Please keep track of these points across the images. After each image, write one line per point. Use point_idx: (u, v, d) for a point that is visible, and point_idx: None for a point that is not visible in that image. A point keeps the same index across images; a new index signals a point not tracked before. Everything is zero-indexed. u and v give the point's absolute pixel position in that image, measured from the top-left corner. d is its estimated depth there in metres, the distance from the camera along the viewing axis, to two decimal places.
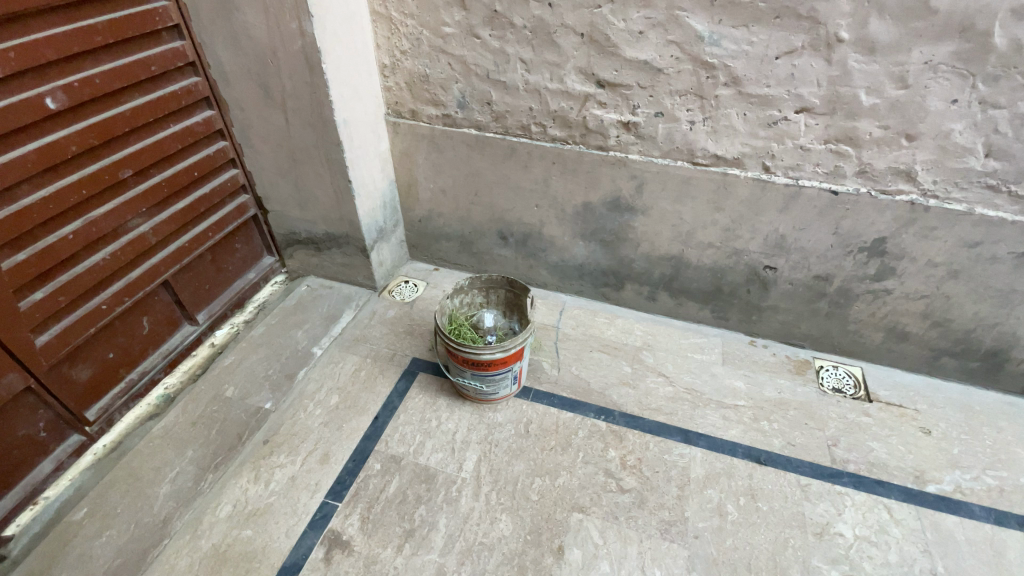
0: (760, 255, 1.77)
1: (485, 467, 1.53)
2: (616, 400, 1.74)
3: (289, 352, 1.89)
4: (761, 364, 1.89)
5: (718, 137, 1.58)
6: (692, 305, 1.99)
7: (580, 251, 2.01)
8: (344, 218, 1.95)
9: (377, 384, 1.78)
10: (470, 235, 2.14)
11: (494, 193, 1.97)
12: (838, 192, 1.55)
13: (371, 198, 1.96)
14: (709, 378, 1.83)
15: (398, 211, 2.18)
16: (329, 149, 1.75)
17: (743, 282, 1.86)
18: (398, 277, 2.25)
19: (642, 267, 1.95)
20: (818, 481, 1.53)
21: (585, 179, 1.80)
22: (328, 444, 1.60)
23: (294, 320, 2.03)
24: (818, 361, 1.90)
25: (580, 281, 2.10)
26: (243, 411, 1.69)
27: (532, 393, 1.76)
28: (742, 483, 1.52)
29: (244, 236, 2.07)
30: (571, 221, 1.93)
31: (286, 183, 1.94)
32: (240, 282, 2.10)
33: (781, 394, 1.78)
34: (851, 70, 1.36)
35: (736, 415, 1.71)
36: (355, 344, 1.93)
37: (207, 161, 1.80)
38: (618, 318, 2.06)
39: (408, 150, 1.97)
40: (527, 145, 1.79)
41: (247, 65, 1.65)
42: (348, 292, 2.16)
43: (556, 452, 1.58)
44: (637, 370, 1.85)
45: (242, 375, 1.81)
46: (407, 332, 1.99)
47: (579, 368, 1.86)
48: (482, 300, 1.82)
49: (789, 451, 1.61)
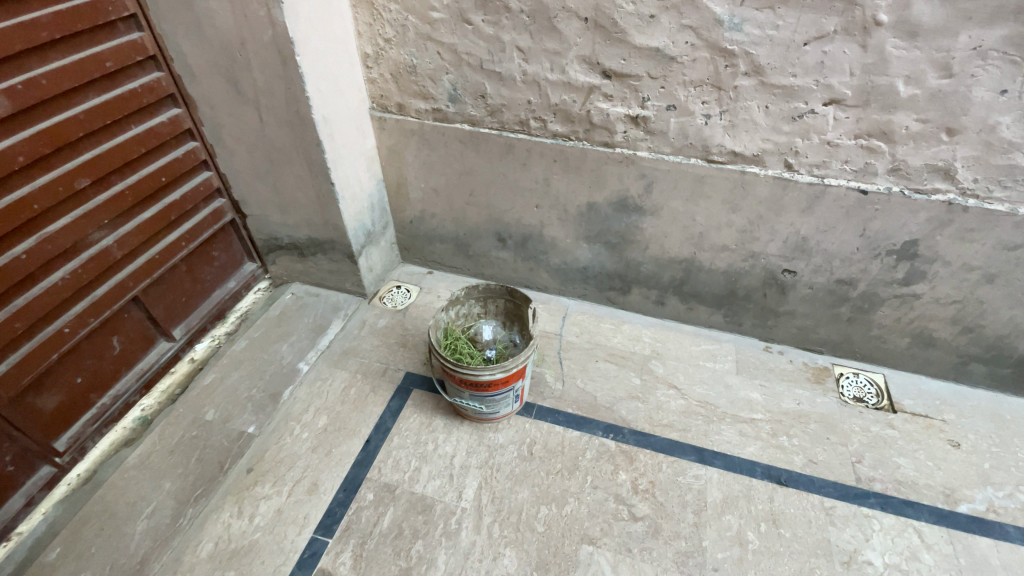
0: (778, 258, 1.64)
1: (486, 496, 1.43)
2: (625, 416, 1.63)
3: (273, 369, 1.77)
4: (777, 372, 1.78)
5: (736, 132, 1.44)
6: (704, 310, 1.87)
7: (583, 254, 1.87)
8: (329, 223, 1.81)
9: (369, 404, 1.67)
10: (466, 237, 2.00)
11: (490, 193, 1.82)
12: (868, 191, 1.42)
13: (357, 201, 1.82)
14: (723, 390, 1.72)
15: (388, 212, 2.03)
16: (308, 149, 1.60)
17: (759, 286, 1.73)
18: (389, 282, 2.12)
19: (650, 270, 1.82)
20: (844, 504, 1.43)
21: (589, 178, 1.66)
22: (317, 473, 1.48)
23: (278, 332, 1.90)
24: (838, 368, 1.79)
25: (584, 285, 1.97)
26: (225, 436, 1.57)
27: (535, 410, 1.65)
28: (762, 507, 1.42)
29: (221, 243, 1.92)
30: (574, 223, 1.79)
31: (264, 185, 1.79)
32: (220, 291, 1.96)
33: (801, 406, 1.67)
34: (888, 56, 1.22)
35: (754, 430, 1.60)
36: (344, 358, 1.81)
37: (176, 165, 1.65)
38: (625, 324, 1.94)
39: (396, 148, 1.82)
40: (526, 142, 1.65)
41: (214, 57, 1.48)
42: (336, 300, 2.03)
43: (563, 477, 1.47)
44: (646, 382, 1.74)
45: (223, 395, 1.69)
46: (400, 344, 1.86)
47: (584, 380, 1.74)
48: (479, 311, 1.69)
49: (811, 470, 1.51)
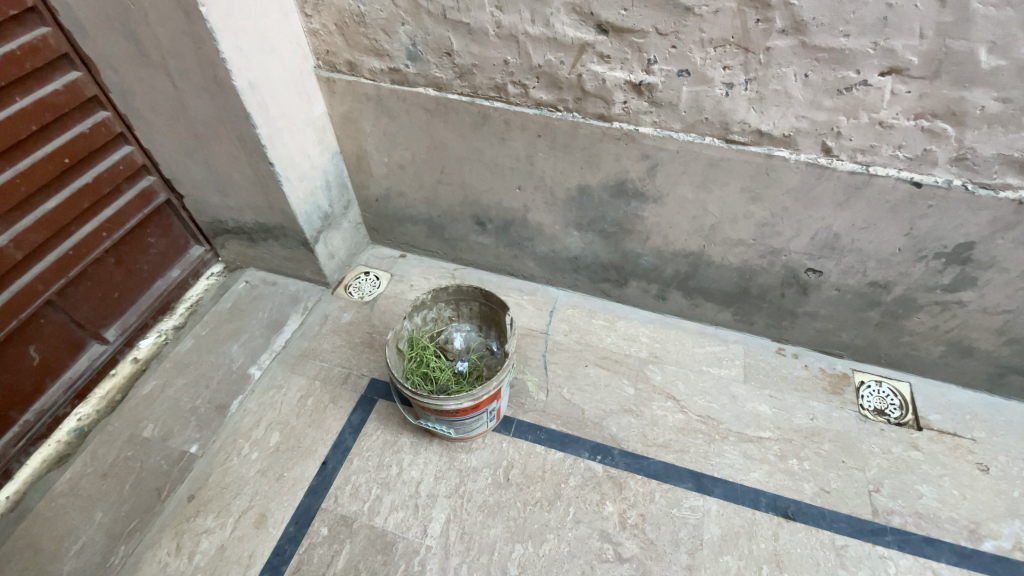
0: (803, 256, 1.39)
1: (454, 531, 1.28)
2: (615, 435, 1.45)
3: (221, 375, 1.57)
4: (790, 380, 1.58)
5: (764, 106, 1.14)
6: (711, 307, 1.64)
7: (574, 242, 1.62)
8: (274, 207, 1.55)
9: (326, 418, 1.48)
10: (440, 219, 1.73)
11: (465, 171, 1.54)
12: (922, 183, 1.15)
13: (307, 180, 1.55)
14: (728, 402, 1.52)
15: (350, 189, 1.76)
16: (237, 123, 1.32)
17: (777, 285, 1.49)
18: (357, 267, 1.87)
19: (651, 263, 1.57)
20: (856, 542, 1.27)
21: (581, 157, 1.37)
22: (266, 501, 1.33)
23: (228, 331, 1.68)
24: (858, 376, 1.59)
25: (575, 276, 1.73)
26: (164, 458, 1.40)
27: (515, 427, 1.46)
28: (764, 547, 1.26)
29: (157, 227, 1.67)
30: (563, 209, 1.52)
31: (196, 162, 1.52)
32: (162, 281, 1.73)
33: (814, 422, 1.48)
34: (973, 14, 0.92)
35: (759, 452, 1.42)
36: (301, 361, 1.61)
37: (83, 142, 1.36)
38: (620, 320, 1.72)
39: (351, 115, 1.52)
40: (504, 112, 1.35)
41: (102, 7, 1.17)
42: (295, 290, 1.79)
43: (541, 509, 1.31)
44: (641, 392, 1.54)
45: (164, 407, 1.50)
46: (365, 344, 1.65)
47: (572, 389, 1.55)
48: (451, 314, 1.47)
49: (822, 501, 1.34)
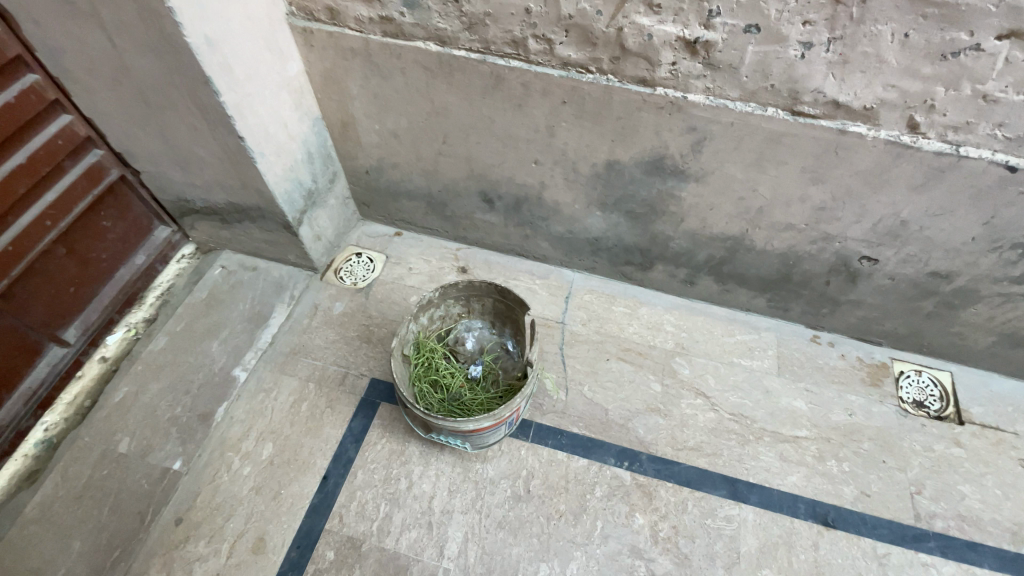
0: (859, 243, 1.24)
1: (474, 552, 1.17)
2: (642, 438, 1.33)
3: (201, 378, 1.40)
4: (826, 372, 1.46)
5: (847, 72, 0.95)
6: (743, 292, 1.49)
7: (595, 223, 1.43)
8: (249, 186, 1.33)
9: (324, 426, 1.34)
10: (441, 195, 1.52)
11: (472, 142, 1.32)
12: (1018, 167, 0.98)
13: (285, 154, 1.32)
14: (761, 398, 1.41)
15: (335, 160, 1.52)
16: (195, 89, 1.08)
17: (823, 272, 1.35)
18: (347, 248, 1.67)
19: (681, 247, 1.41)
20: (899, 550, 1.21)
21: (612, 129, 1.16)
22: (263, 523, 1.20)
23: (205, 326, 1.50)
24: (898, 366, 1.48)
25: (593, 258, 1.55)
26: (144, 476, 1.25)
27: (534, 431, 1.33)
28: (804, 559, 1.19)
29: (113, 208, 1.43)
30: (587, 186, 1.32)
31: (151, 134, 1.27)
32: (125, 269, 1.51)
33: (852, 418, 1.39)
34: None
35: (797, 454, 1.33)
36: (291, 360, 1.44)
37: (9, 115, 1.10)
38: (643, 306, 1.56)
39: (334, 74, 1.27)
40: (523, 73, 1.12)
41: None
42: (279, 276, 1.59)
43: (566, 524, 1.21)
44: (669, 389, 1.41)
45: (140, 417, 1.34)
46: (362, 338, 1.48)
47: (593, 387, 1.41)
48: (460, 310, 1.29)
49: (862, 506, 1.26)
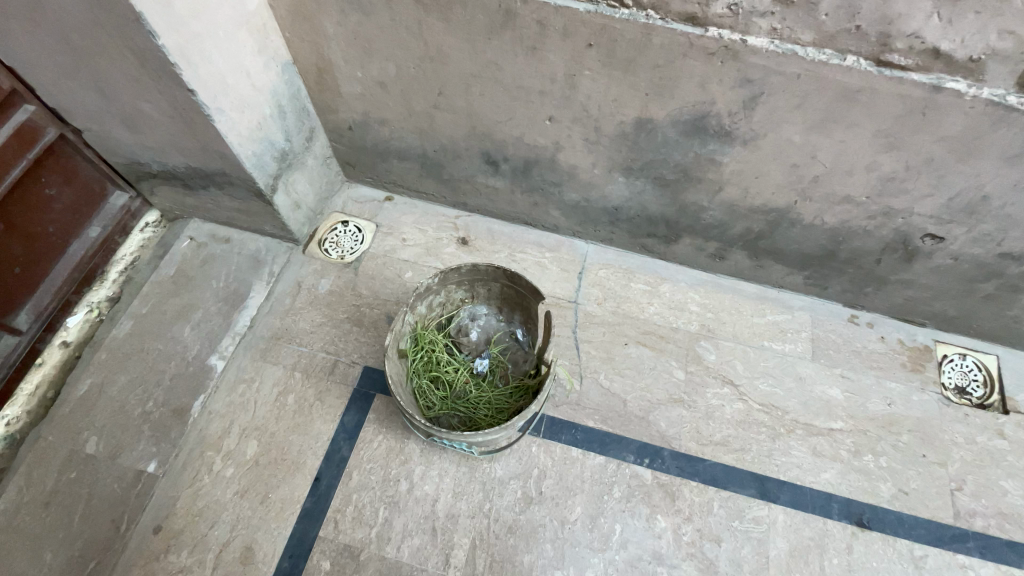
0: (925, 218, 1.08)
1: (482, 559, 1.08)
2: (664, 432, 1.21)
3: (174, 368, 1.25)
4: (864, 357, 1.34)
5: (956, 12, 0.76)
6: (780, 269, 1.33)
7: (617, 191, 1.23)
8: (211, 148, 1.12)
9: (314, 422, 1.21)
10: (438, 156, 1.31)
11: (474, 95, 1.10)
12: None
13: (251, 109, 1.10)
14: (794, 386, 1.29)
15: (312, 115, 1.30)
16: (128, 29, 0.85)
17: (875, 249, 1.19)
18: (332, 215, 1.47)
19: (715, 220, 1.23)
20: (936, 551, 1.14)
21: (648, 80, 0.95)
22: (251, 531, 1.10)
23: (176, 308, 1.33)
24: (941, 349, 1.36)
25: (610, 229, 1.37)
26: (116, 480, 1.13)
27: (545, 426, 1.21)
28: (836, 563, 1.11)
29: (57, 175, 1.21)
30: (610, 149, 1.12)
31: (82, 85, 1.04)
32: (78, 243, 1.31)
33: (891, 408, 1.28)
34: None
35: (831, 448, 1.22)
36: (274, 347, 1.29)
37: None
38: (664, 283, 1.39)
39: (305, 9, 1.03)
40: (540, 8, 0.89)
41: None
42: (255, 249, 1.41)
43: (581, 529, 1.11)
44: (694, 376, 1.28)
45: (108, 414, 1.20)
46: (352, 321, 1.33)
47: (610, 375, 1.27)
48: (463, 295, 1.17)
49: (899, 504, 1.18)
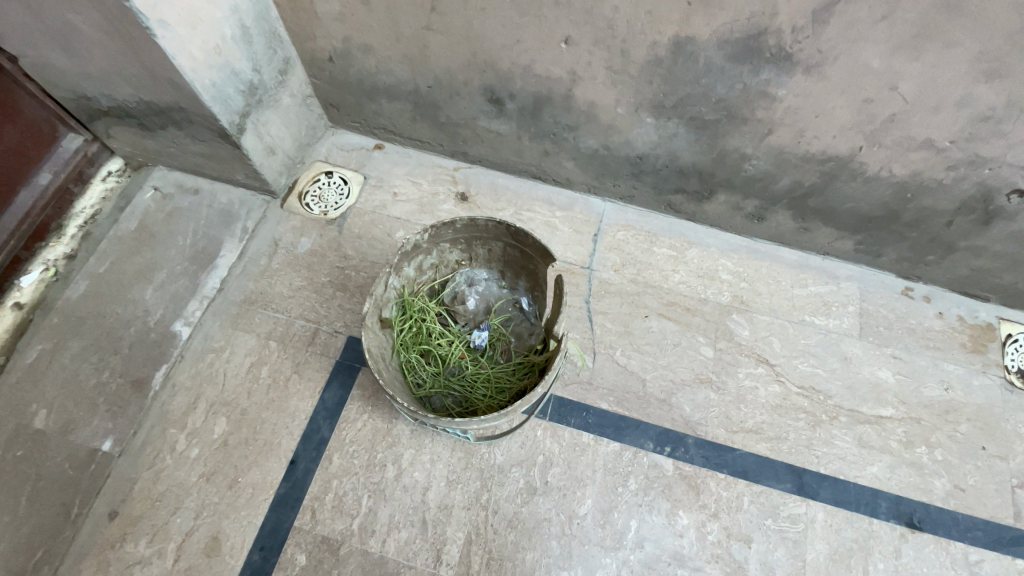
0: (1018, 170, 0.89)
1: (478, 556, 0.95)
2: (689, 417, 1.06)
3: (133, 334, 1.11)
4: (920, 336, 1.16)
5: None
6: (828, 233, 1.15)
7: (643, 136, 1.05)
8: (161, 75, 0.94)
9: (290, 398, 1.07)
10: (433, 94, 1.12)
11: (476, 11, 0.91)
12: None
13: (206, 28, 0.92)
14: (838, 367, 1.12)
15: (288, 44, 1.11)
16: None
17: (947, 209, 1.01)
18: (313, 165, 1.29)
19: (759, 171, 1.04)
20: (995, 557, 0.99)
21: None
22: (218, 519, 0.97)
23: (137, 267, 1.17)
24: (1006, 328, 1.18)
25: (632, 183, 1.18)
26: (67, 460, 1.00)
27: (553, 408, 1.06)
28: (883, 569, 0.97)
29: None
30: (638, 81, 0.93)
31: None
32: (27, 192, 1.12)
33: (950, 394, 1.11)
34: None
35: (880, 439, 1.07)
36: (246, 312, 1.14)
37: None
38: (692, 248, 1.22)
39: None
40: None
41: None
42: (226, 202, 1.24)
43: (592, 524, 0.97)
44: (724, 355, 1.12)
45: (58, 385, 1.06)
46: (335, 285, 1.17)
47: (628, 352, 1.11)
48: (458, 257, 1.01)
49: (955, 503, 1.03)
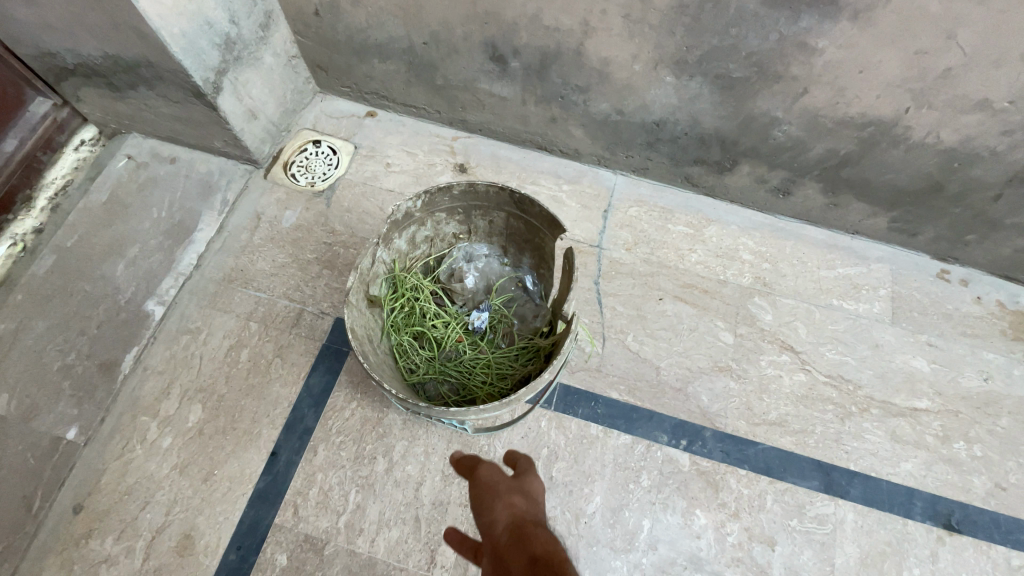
0: None
1: None
2: (707, 408, 0.97)
3: (103, 313, 1.01)
4: (957, 322, 1.07)
5: None
6: (860, 209, 1.05)
7: (661, 98, 0.95)
8: (124, 22, 0.85)
9: (272, 384, 0.98)
10: (430, 52, 1.02)
11: None
12: None
13: None
14: (869, 355, 1.03)
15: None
16: None
17: (997, 182, 0.91)
18: (300, 133, 1.19)
19: (788, 138, 0.94)
20: None
21: None
22: (191, 514, 0.89)
23: (108, 241, 1.08)
24: None
25: (646, 153, 1.08)
26: (28, 449, 0.91)
27: (558, 397, 0.97)
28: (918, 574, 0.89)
29: None
30: (659, 33, 0.83)
31: None
32: None
33: (990, 385, 1.02)
34: None
35: (915, 433, 0.98)
36: (226, 291, 1.05)
37: None
38: (711, 226, 1.12)
39: None
40: None
41: None
42: (205, 171, 1.14)
43: (600, 524, 0.89)
44: (745, 341, 1.03)
45: (19, 368, 0.96)
46: (322, 262, 1.07)
47: (640, 336, 1.02)
48: (456, 230, 0.92)
49: (997, 504, 0.94)
